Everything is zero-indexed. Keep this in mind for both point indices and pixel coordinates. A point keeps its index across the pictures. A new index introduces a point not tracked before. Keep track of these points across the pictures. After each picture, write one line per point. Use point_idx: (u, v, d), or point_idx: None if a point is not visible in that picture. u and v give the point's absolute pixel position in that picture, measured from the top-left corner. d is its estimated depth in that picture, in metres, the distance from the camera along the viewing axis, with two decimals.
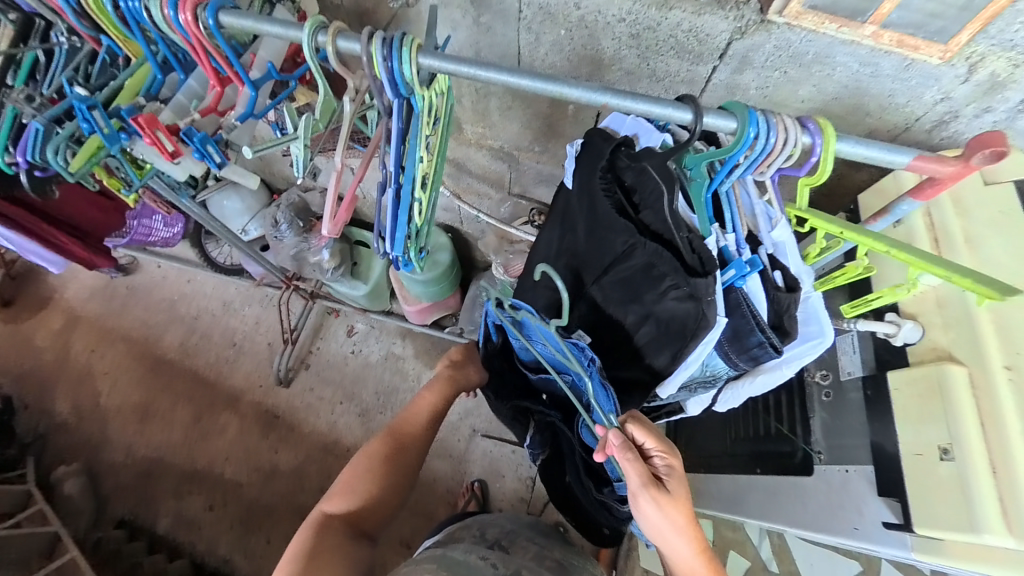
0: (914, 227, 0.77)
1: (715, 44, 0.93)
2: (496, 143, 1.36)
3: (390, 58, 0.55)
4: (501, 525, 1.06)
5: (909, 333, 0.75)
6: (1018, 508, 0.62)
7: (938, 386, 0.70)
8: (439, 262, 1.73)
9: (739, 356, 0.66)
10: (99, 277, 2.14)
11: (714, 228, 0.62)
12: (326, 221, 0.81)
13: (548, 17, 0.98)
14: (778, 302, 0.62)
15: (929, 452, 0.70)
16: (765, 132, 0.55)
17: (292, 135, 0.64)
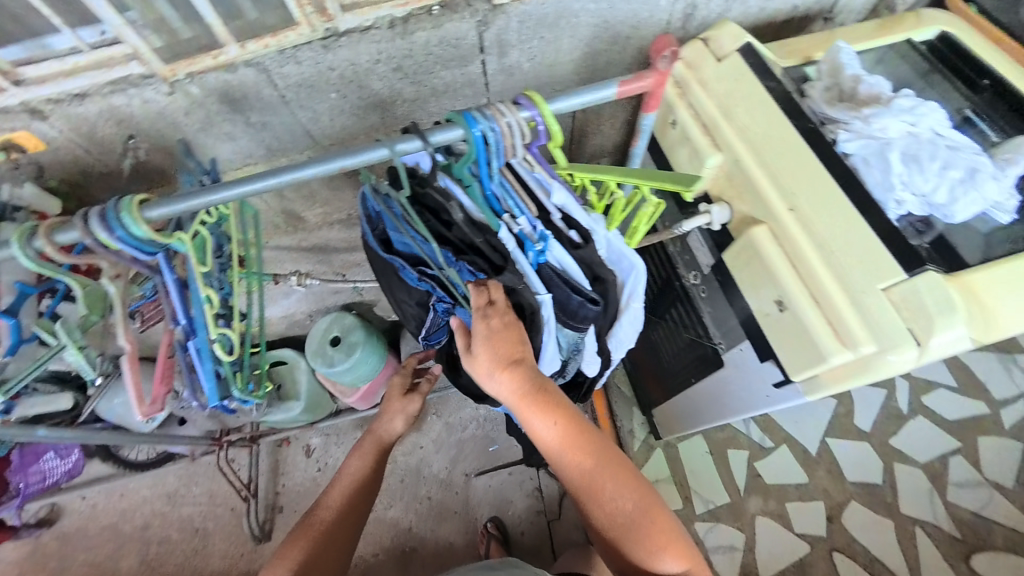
0: (684, 120, 0.79)
1: (470, 43, 0.98)
2: (342, 215, 1.33)
3: (114, 231, 0.57)
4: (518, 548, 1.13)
5: (720, 215, 0.74)
6: (843, 323, 0.61)
7: (749, 247, 0.70)
8: (356, 341, 1.69)
9: (576, 319, 0.72)
10: (17, 548, 1.86)
11: (504, 221, 0.67)
12: (138, 408, 0.69)
13: (314, 87, 0.96)
14: (581, 257, 0.70)
15: (772, 308, 0.70)
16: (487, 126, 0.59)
17: (58, 345, 0.70)
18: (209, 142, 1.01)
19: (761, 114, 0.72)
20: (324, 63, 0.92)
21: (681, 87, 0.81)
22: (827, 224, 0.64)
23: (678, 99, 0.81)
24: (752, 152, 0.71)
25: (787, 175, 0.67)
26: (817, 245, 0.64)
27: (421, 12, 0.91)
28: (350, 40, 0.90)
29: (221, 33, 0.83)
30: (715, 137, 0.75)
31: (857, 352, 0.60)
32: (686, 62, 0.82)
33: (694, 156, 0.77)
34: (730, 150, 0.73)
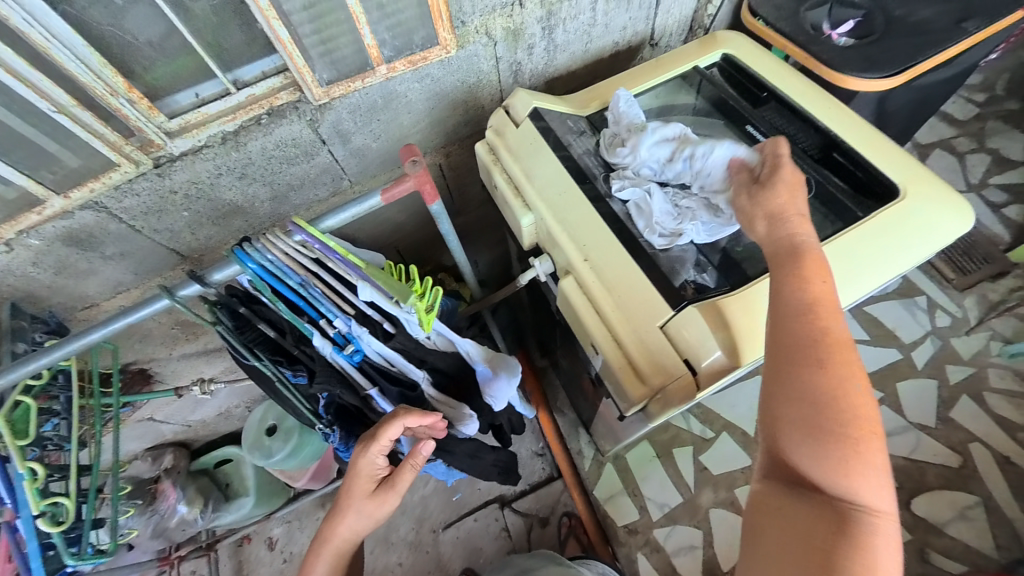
0: (500, 182, 0.87)
1: (308, 139, 1.02)
2: None
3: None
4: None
5: (543, 266, 0.84)
6: (639, 361, 0.69)
7: (562, 297, 0.78)
8: (291, 427, 1.66)
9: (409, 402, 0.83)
10: None
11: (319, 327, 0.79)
12: None
13: (162, 211, 0.99)
14: (400, 344, 0.81)
15: (591, 349, 0.77)
16: (255, 255, 0.75)
17: None
18: (69, 283, 1.02)
19: (555, 171, 0.81)
20: (165, 189, 0.95)
21: (493, 152, 0.89)
22: (612, 271, 0.72)
23: (493, 163, 0.88)
24: (551, 211, 0.78)
25: (579, 229, 0.76)
26: (609, 290, 0.72)
27: (248, 123, 0.94)
28: (184, 163, 0.93)
29: (41, 190, 0.86)
30: (523, 198, 0.83)
31: (654, 388, 0.68)
32: (496, 128, 0.89)
33: (513, 215, 0.85)
34: (535, 209, 0.81)
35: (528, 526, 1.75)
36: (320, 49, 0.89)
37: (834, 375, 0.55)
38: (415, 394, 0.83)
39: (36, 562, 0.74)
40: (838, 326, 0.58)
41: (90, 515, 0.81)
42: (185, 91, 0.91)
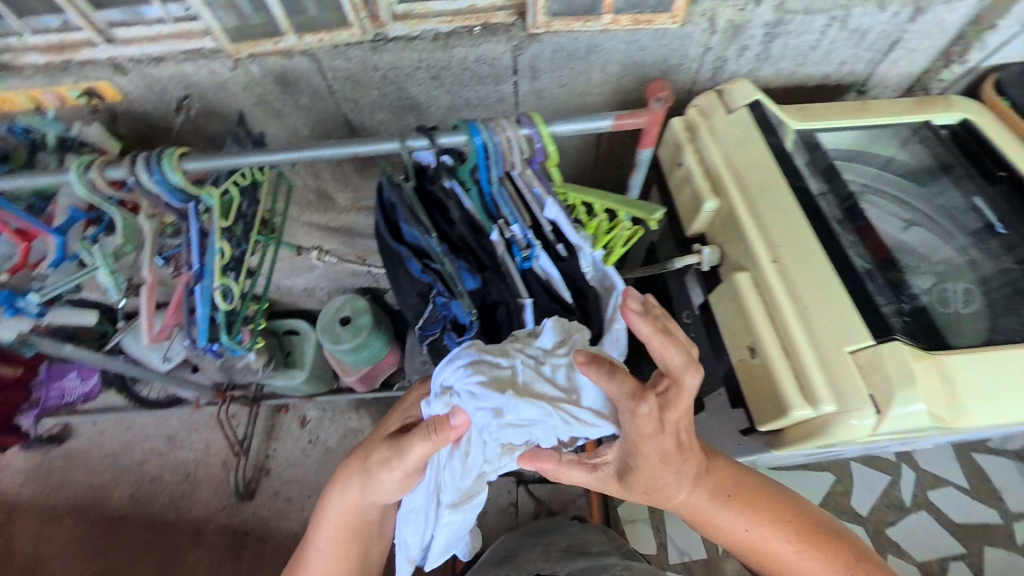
0: (690, 161, 0.93)
1: (504, 64, 1.05)
2: (370, 203, 1.44)
3: (156, 175, 0.76)
4: (512, 541, 1.42)
5: (709, 256, 0.89)
6: (807, 379, 0.73)
7: (733, 292, 0.83)
8: (363, 326, 1.76)
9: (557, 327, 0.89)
10: (30, 459, 2.07)
11: (499, 226, 0.88)
12: (146, 334, 0.87)
13: (358, 83, 1.07)
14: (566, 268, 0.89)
15: (744, 352, 0.82)
16: (490, 140, 0.79)
17: (92, 265, 0.82)
18: (262, 120, 1.14)
19: (755, 162, 0.87)
20: (371, 63, 1.03)
21: (692, 132, 0.95)
22: (800, 282, 0.77)
23: (688, 142, 0.95)
24: (745, 206, 0.84)
25: (776, 232, 0.81)
26: (793, 301, 0.77)
27: (463, 30, 1.01)
28: (396, 47, 1.01)
29: (283, 26, 0.97)
30: (716, 185, 0.90)
31: (818, 409, 0.73)
32: (701, 109, 0.96)
33: (693, 200, 0.92)
34: (724, 198, 0.87)
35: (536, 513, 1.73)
36: None
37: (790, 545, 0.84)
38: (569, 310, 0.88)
39: (205, 327, 0.85)
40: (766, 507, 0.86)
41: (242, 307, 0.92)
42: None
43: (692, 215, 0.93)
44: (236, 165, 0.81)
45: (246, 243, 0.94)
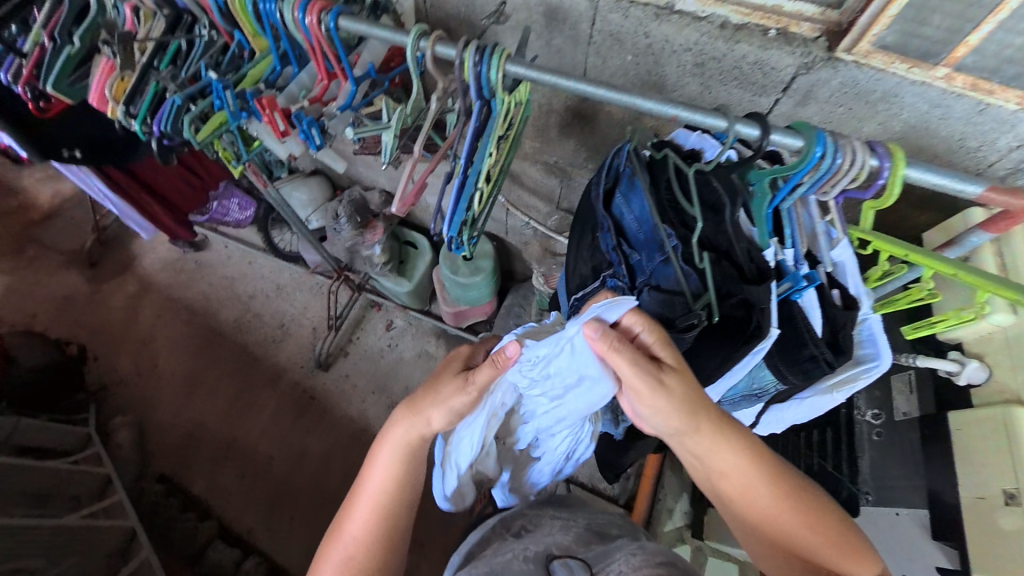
0: (984, 262, 0.88)
1: (780, 77, 0.95)
2: (551, 159, 1.44)
3: (480, 64, 0.66)
4: (534, 505, 1.13)
5: (974, 373, 0.85)
6: None
7: (1004, 424, 0.78)
8: (482, 268, 1.82)
9: (789, 371, 0.66)
10: (172, 252, 2.44)
11: (773, 243, 0.64)
12: (397, 201, 0.89)
13: (618, 43, 1.05)
14: (834, 319, 0.63)
15: (995, 495, 0.77)
16: (832, 154, 0.56)
17: (386, 124, 0.77)
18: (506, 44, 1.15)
19: None
20: (643, 29, 0.99)
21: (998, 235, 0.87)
22: None
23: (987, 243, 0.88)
24: None
25: None
26: None
27: (758, 28, 0.92)
28: (679, 21, 0.96)
29: None
30: None
31: None
32: None
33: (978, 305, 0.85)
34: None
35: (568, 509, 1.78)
36: (911, 15, 0.80)
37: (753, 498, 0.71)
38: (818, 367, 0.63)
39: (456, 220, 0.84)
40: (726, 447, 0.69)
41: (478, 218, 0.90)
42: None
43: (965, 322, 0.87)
44: (549, 87, 0.69)
45: (507, 150, 0.84)
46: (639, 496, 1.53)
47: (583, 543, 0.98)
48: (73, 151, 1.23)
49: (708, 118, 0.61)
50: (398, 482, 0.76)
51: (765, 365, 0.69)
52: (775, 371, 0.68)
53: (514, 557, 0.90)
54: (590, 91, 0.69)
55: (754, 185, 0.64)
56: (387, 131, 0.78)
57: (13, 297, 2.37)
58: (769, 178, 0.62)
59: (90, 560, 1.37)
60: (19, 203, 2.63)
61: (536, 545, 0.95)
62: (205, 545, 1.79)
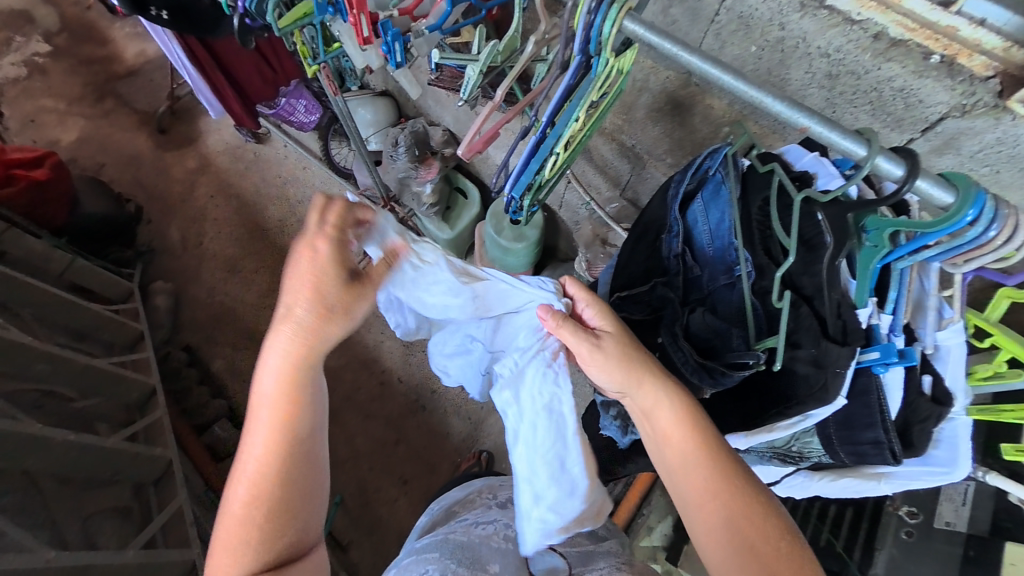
0: None
1: (924, 113, 0.82)
2: (629, 141, 1.34)
3: (594, 13, 0.58)
4: (516, 485, 1.12)
5: None
6: None
7: None
8: (526, 237, 1.78)
9: (842, 447, 0.59)
10: (235, 138, 2.50)
11: (871, 303, 0.55)
12: (465, 145, 0.83)
13: (744, 29, 0.92)
14: (913, 406, 0.55)
15: None
16: (985, 223, 0.46)
17: (473, 57, 0.71)
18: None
19: None
20: (781, 19, 0.86)
21: None
22: None
23: None
24: None
25: None
26: None
27: (920, 49, 0.77)
28: (827, 19, 0.82)
29: None
30: None
31: None
32: None
33: None
34: None
35: None
36: None
37: (691, 480, 0.63)
38: (873, 448, 0.55)
39: (522, 183, 0.78)
40: (669, 414, 0.65)
41: (546, 186, 0.83)
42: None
43: None
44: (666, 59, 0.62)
45: (596, 118, 0.77)
46: (624, 504, 1.59)
47: (566, 534, 1.00)
48: (161, 13, 1.22)
49: (841, 137, 0.50)
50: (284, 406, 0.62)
51: (816, 433, 0.62)
52: (822, 440, 0.60)
53: (495, 531, 0.90)
54: (713, 73, 0.59)
55: (869, 233, 0.54)
56: (472, 65, 0.71)
57: (88, 142, 2.50)
58: (892, 229, 0.52)
59: (110, 403, 1.49)
60: (107, 54, 2.72)
61: (517, 523, 0.95)
62: (213, 419, 1.94)
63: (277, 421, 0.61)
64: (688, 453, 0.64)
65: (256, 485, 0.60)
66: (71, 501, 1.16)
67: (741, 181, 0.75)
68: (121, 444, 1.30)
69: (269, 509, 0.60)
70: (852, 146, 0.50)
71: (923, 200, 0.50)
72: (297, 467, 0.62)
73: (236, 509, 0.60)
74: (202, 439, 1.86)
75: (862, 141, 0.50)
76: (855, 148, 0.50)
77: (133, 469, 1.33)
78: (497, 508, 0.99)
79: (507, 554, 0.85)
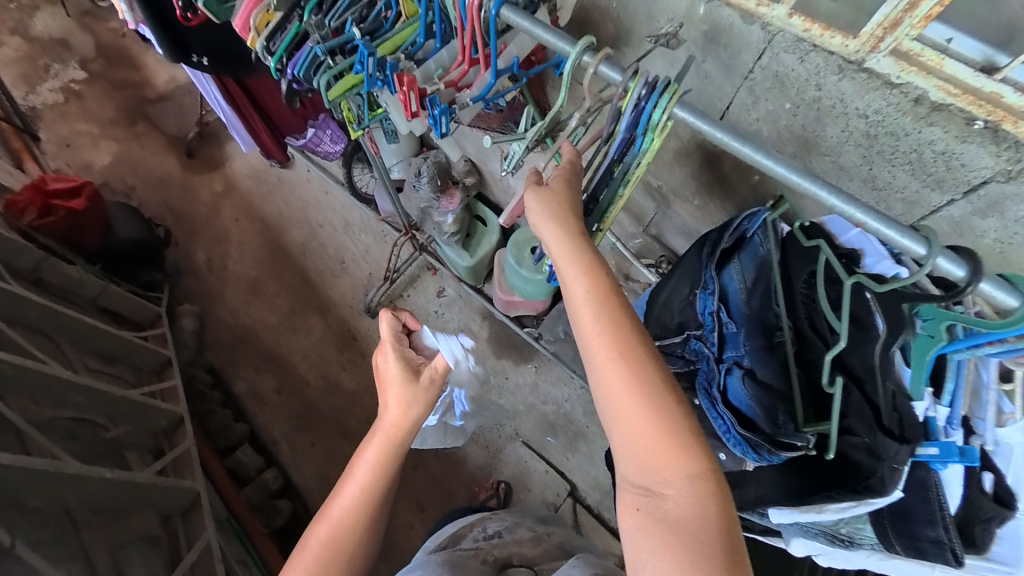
0: None
1: (966, 176, 0.81)
2: (655, 181, 1.35)
3: (645, 99, 0.59)
4: (507, 518, 1.22)
5: None
6: None
7: None
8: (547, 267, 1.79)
9: (897, 537, 0.58)
10: (261, 161, 2.56)
11: (928, 394, 0.54)
12: (506, 213, 0.94)
13: (779, 87, 0.92)
14: (975, 504, 0.54)
15: None
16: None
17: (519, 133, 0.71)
18: (643, 52, 1.06)
19: None
20: (818, 80, 0.86)
21: None
22: None
23: None
24: None
25: None
26: None
27: (962, 114, 0.76)
28: (865, 82, 0.82)
29: None
30: None
31: None
32: None
33: None
34: None
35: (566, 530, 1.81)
36: None
37: (608, 367, 0.61)
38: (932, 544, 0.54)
39: None
40: (585, 296, 0.64)
41: None
42: (948, 28, 0.74)
43: None
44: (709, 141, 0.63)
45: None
46: None
47: (547, 559, 1.08)
48: (201, 59, 1.27)
49: (893, 233, 0.50)
50: (374, 485, 0.82)
51: (869, 519, 0.61)
52: (878, 526, 0.60)
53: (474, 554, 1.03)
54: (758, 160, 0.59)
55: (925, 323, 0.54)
56: (518, 141, 0.74)
57: (120, 165, 2.58)
58: (949, 320, 0.52)
59: (139, 431, 1.52)
60: (139, 79, 2.81)
61: (497, 549, 1.07)
62: (235, 442, 1.96)
63: (367, 498, 0.81)
64: (603, 353, 0.61)
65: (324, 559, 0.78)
66: (105, 534, 1.18)
67: (785, 246, 0.75)
68: (152, 477, 1.32)
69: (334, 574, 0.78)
70: (911, 242, 0.50)
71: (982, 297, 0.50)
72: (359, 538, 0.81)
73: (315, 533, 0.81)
74: (224, 462, 1.88)
75: (928, 237, 0.49)
76: (914, 247, 0.50)
77: (161, 501, 1.34)
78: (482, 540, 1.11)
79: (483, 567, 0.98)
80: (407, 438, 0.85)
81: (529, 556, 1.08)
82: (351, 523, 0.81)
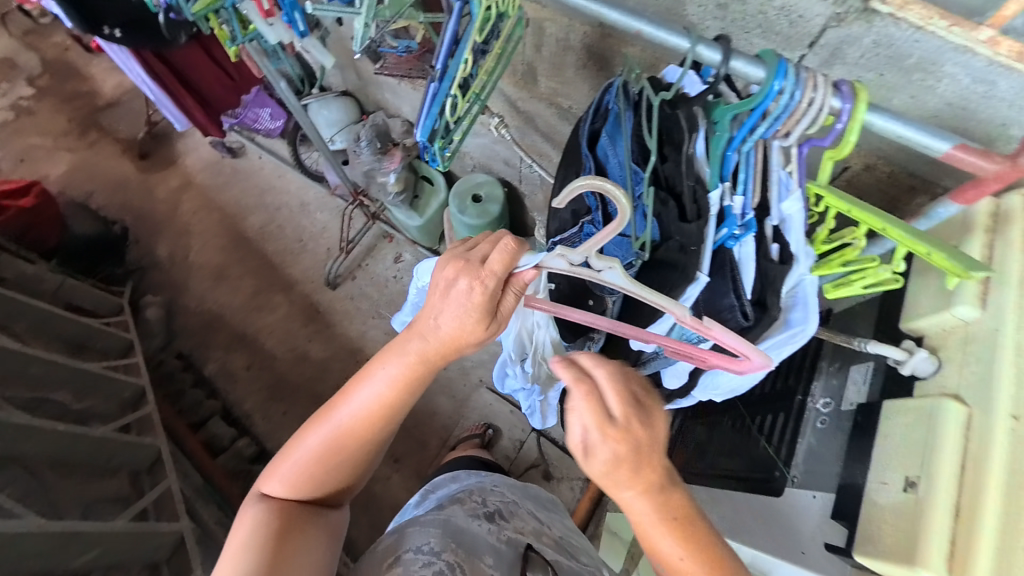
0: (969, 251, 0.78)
1: (808, 28, 0.86)
2: (566, 103, 1.40)
3: None
4: (508, 493, 1.15)
5: (922, 363, 0.79)
6: (966, 555, 0.65)
7: (932, 416, 0.74)
8: (489, 213, 1.84)
9: (711, 320, 0.73)
10: (213, 154, 2.60)
11: (723, 186, 0.64)
12: None
13: None
14: (766, 272, 0.68)
15: (897, 484, 0.76)
16: (791, 86, 0.55)
17: (355, 10, 0.75)
18: None
19: None
20: None
21: (1000, 223, 0.77)
22: None
23: (983, 231, 0.77)
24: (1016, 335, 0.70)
25: None
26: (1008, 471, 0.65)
27: None
28: None
29: None
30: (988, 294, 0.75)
31: None
32: None
33: (947, 297, 0.79)
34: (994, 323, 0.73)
35: (534, 462, 1.89)
36: None
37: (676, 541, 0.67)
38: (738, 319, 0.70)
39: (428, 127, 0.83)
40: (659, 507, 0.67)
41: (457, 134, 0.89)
42: None
43: (933, 313, 0.81)
44: None
45: (490, 65, 0.83)
46: None
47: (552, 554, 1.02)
48: (113, 30, 1.31)
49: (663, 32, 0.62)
50: (393, 401, 0.71)
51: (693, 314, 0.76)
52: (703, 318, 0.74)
53: (490, 529, 1.00)
54: None
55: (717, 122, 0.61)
56: (356, 17, 0.76)
57: (77, 172, 2.63)
58: (732, 115, 0.59)
59: (106, 403, 1.58)
60: (88, 89, 2.85)
61: (509, 529, 1.02)
62: (208, 416, 2.01)
63: (376, 411, 0.72)
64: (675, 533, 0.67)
65: (333, 445, 0.73)
66: (69, 483, 1.24)
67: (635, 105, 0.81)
68: (111, 433, 1.38)
69: (333, 467, 0.75)
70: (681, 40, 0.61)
71: (746, 80, 0.59)
72: (370, 443, 0.74)
73: (323, 427, 0.73)
74: (199, 435, 1.93)
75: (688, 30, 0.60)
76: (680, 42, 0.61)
77: (123, 456, 1.41)
78: (490, 510, 1.06)
79: (498, 553, 0.94)
80: (439, 363, 0.70)
81: (541, 544, 1.04)
82: (369, 428, 0.72)
